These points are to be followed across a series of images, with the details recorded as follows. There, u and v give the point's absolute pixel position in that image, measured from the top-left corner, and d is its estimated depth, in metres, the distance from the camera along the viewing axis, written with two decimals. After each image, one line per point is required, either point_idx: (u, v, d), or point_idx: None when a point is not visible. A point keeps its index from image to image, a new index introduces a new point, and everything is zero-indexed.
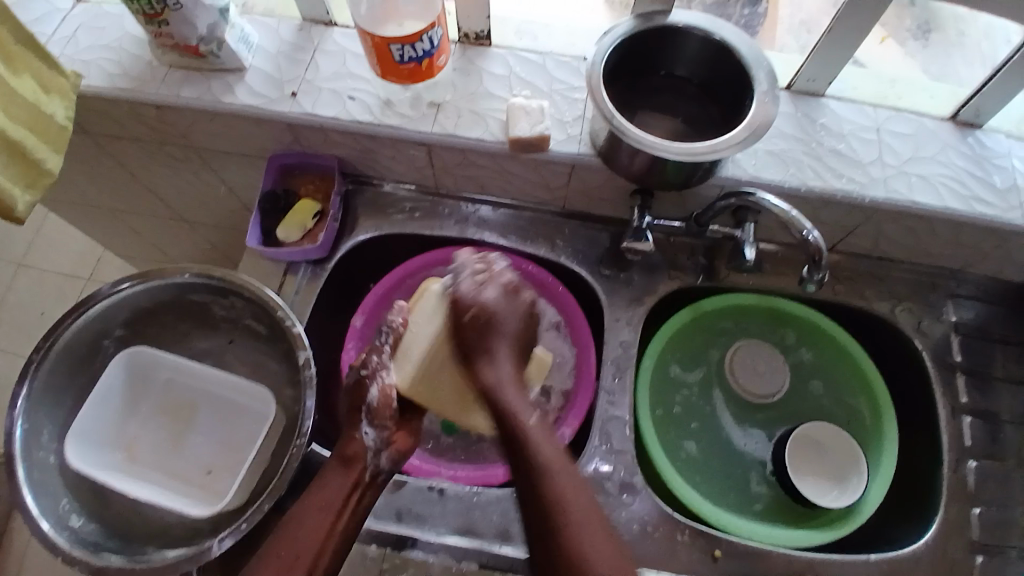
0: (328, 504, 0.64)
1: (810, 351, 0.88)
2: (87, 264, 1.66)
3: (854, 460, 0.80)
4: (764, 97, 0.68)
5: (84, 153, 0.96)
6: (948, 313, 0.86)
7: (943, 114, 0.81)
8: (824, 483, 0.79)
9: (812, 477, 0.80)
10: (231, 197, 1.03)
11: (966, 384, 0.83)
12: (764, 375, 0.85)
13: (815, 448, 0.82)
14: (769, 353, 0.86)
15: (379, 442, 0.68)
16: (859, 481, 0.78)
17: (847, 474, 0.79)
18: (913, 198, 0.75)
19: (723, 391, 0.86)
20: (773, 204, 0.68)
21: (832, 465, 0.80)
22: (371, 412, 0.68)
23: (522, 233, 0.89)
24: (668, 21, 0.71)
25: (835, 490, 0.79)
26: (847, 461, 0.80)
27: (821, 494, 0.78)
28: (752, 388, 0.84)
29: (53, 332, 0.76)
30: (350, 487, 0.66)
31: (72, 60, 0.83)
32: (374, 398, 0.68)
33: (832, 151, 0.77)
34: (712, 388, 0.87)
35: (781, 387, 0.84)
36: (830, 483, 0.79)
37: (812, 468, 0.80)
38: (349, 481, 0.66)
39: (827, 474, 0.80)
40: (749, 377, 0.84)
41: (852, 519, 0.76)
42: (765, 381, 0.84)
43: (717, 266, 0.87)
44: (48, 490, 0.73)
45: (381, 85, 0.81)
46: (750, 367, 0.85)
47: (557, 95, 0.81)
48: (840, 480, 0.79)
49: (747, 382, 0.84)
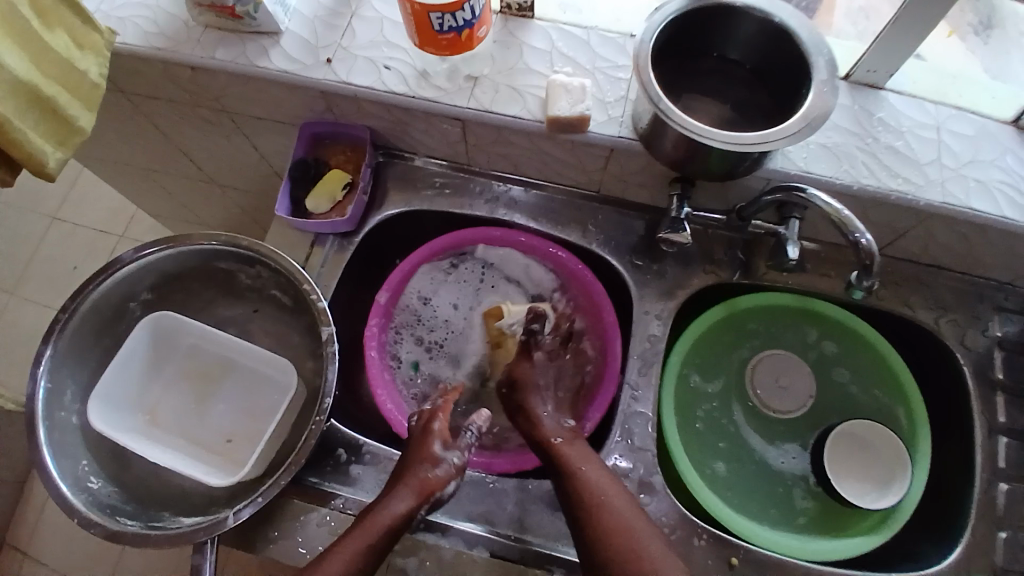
0: (362, 566, 0.61)
1: (835, 349, 0.84)
2: (119, 220, 1.68)
3: (898, 461, 0.76)
4: (823, 86, 0.63)
5: (118, 112, 0.96)
6: (994, 328, 0.82)
7: (1004, 117, 0.75)
8: (863, 483, 0.77)
9: (851, 478, 0.77)
10: (261, 162, 1.02)
11: (1007, 403, 0.79)
12: (785, 389, 0.83)
13: (853, 445, 0.79)
14: (790, 366, 0.84)
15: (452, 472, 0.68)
16: (903, 479, 0.75)
17: (888, 470, 0.77)
18: (971, 204, 0.71)
19: (746, 405, 0.84)
20: (825, 201, 0.65)
21: (871, 466, 0.78)
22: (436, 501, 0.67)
23: (552, 216, 0.87)
24: (724, 0, 0.66)
25: (875, 491, 0.76)
26: (889, 453, 0.77)
27: (862, 494, 0.76)
28: (774, 406, 0.82)
29: (80, 292, 0.76)
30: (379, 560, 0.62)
31: (108, 16, 0.82)
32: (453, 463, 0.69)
33: (888, 148, 0.72)
34: (736, 402, 0.84)
35: (807, 399, 0.83)
36: (870, 483, 0.77)
37: (851, 466, 0.78)
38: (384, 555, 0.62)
39: (868, 472, 0.77)
40: (769, 391, 0.83)
41: (901, 513, 0.75)
42: (787, 395, 0.83)
43: (755, 262, 0.83)
44: (67, 452, 0.73)
45: (417, 55, 0.78)
46: (770, 380, 0.83)
47: (599, 74, 0.77)
48: (882, 482, 0.77)
49: (768, 398, 0.82)
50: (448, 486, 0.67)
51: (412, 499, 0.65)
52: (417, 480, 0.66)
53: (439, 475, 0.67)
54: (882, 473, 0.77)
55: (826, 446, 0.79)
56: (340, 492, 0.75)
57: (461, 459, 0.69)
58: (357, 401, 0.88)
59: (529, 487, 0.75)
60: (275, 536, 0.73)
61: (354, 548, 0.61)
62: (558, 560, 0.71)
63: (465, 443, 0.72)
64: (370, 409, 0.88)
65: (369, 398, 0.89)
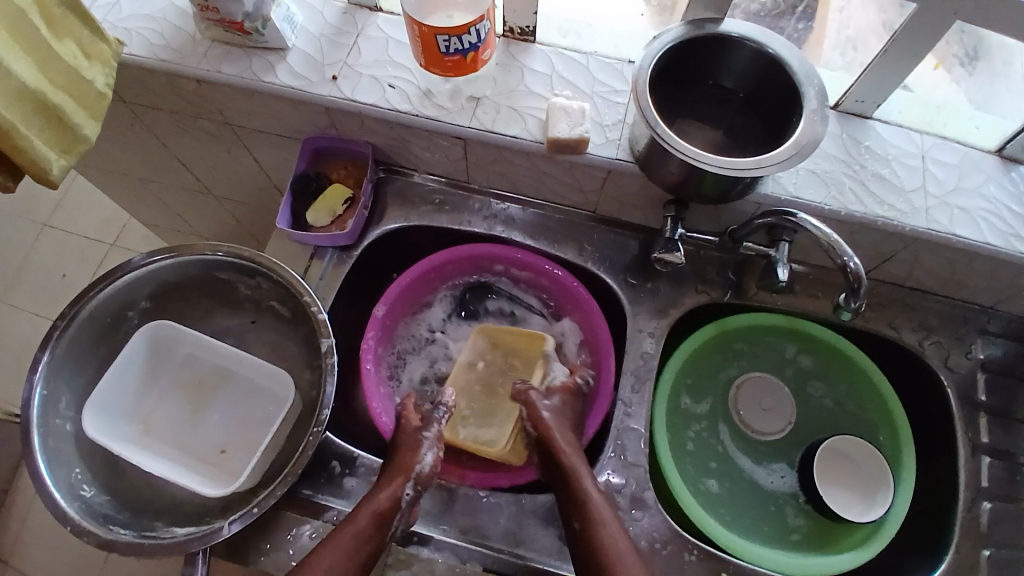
0: (358, 553, 0.65)
1: (818, 373, 0.87)
2: (111, 229, 1.68)
3: (882, 475, 0.79)
4: (813, 114, 0.66)
5: (121, 122, 0.97)
6: (977, 350, 0.84)
7: (988, 147, 0.79)
8: (853, 495, 0.79)
9: (840, 490, 0.79)
10: (261, 175, 1.03)
11: (989, 424, 0.81)
12: (768, 411, 0.85)
13: (836, 459, 0.81)
14: (773, 389, 0.86)
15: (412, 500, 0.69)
16: (887, 495, 0.77)
17: (874, 483, 0.79)
18: (954, 231, 0.74)
19: (731, 424, 0.86)
20: (815, 225, 0.67)
21: (858, 482, 0.80)
22: (419, 476, 0.71)
23: (549, 234, 0.89)
24: (720, 31, 0.69)
25: (861, 505, 0.78)
26: (875, 467, 0.79)
27: (852, 507, 0.78)
28: (758, 427, 0.84)
29: (80, 300, 0.77)
30: (376, 543, 0.66)
31: (115, 28, 0.83)
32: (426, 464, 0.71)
33: (875, 176, 0.75)
34: (722, 421, 0.86)
35: (789, 421, 0.85)
36: (857, 496, 0.79)
37: (839, 479, 0.80)
38: (380, 537, 0.66)
39: (855, 484, 0.79)
40: (752, 412, 0.85)
41: (888, 526, 0.76)
42: (770, 415, 0.85)
43: (746, 282, 0.85)
44: (62, 459, 0.73)
45: (421, 75, 0.81)
46: (753, 401, 0.85)
47: (597, 98, 0.80)
48: (867, 496, 0.78)
49: (753, 419, 0.84)
50: (426, 457, 0.72)
51: (396, 477, 0.70)
52: (400, 459, 0.72)
53: (415, 449, 0.72)
54: (869, 486, 0.79)
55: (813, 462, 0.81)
56: (332, 504, 0.75)
57: (434, 431, 0.74)
58: (353, 414, 0.88)
59: (523, 501, 0.76)
60: (268, 548, 0.72)
61: (348, 535, 0.65)
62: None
63: (435, 418, 0.76)
64: (365, 422, 0.89)
65: (364, 411, 0.90)
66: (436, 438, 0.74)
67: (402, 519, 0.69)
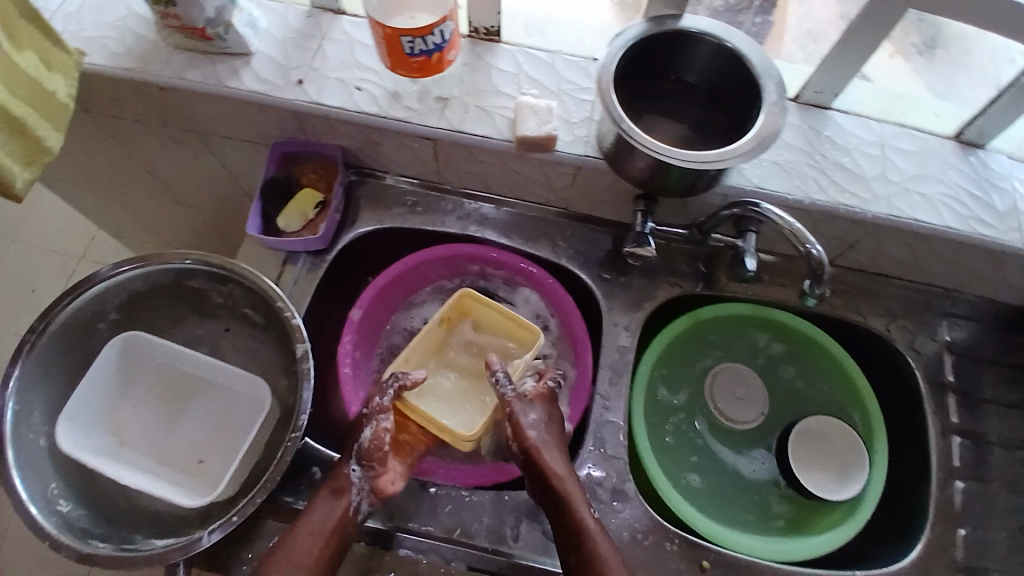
0: (322, 531, 0.67)
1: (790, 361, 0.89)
2: (79, 241, 1.65)
3: (856, 453, 0.81)
4: (773, 107, 0.67)
5: (85, 131, 0.95)
6: (942, 332, 0.87)
7: (946, 133, 0.81)
8: (829, 473, 0.81)
9: (816, 471, 0.81)
10: (230, 181, 1.02)
11: (957, 404, 0.84)
12: (741, 400, 0.86)
13: (807, 440, 0.83)
14: (744, 378, 0.87)
15: (363, 482, 0.71)
16: (861, 473, 0.80)
17: (847, 463, 0.81)
18: (914, 216, 0.76)
19: (707, 416, 0.87)
20: (778, 215, 0.69)
21: (831, 460, 0.82)
22: (361, 449, 0.70)
23: (523, 232, 0.89)
24: (680, 27, 0.70)
25: (836, 483, 0.80)
26: (848, 447, 0.82)
27: (830, 487, 0.80)
28: (733, 418, 0.85)
29: (49, 312, 0.75)
30: (339, 518, 0.68)
31: (76, 36, 0.82)
32: (365, 438, 0.71)
33: (836, 165, 0.77)
34: (699, 413, 0.87)
35: (761, 411, 0.86)
36: (833, 475, 0.81)
37: (813, 460, 0.82)
38: (341, 511, 0.69)
39: (829, 463, 0.82)
40: (726, 402, 0.86)
41: (865, 503, 0.78)
42: (743, 405, 0.86)
43: (716, 274, 0.87)
44: (37, 474, 0.72)
45: (388, 77, 0.81)
46: (727, 391, 0.86)
47: (565, 96, 0.80)
48: (842, 474, 0.81)
49: (728, 410, 0.85)
50: (365, 432, 0.71)
51: (343, 456, 0.72)
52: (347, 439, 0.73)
53: (355, 427, 0.72)
54: (841, 462, 0.81)
55: (785, 445, 0.83)
56: None
57: (375, 406, 0.71)
58: (332, 419, 0.88)
59: (505, 498, 0.76)
60: (250, 557, 0.72)
61: (310, 516, 0.68)
62: (535, 571, 0.73)
63: (382, 390, 0.72)
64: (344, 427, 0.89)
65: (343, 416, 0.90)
66: (375, 413, 0.71)
67: (363, 491, 0.70)
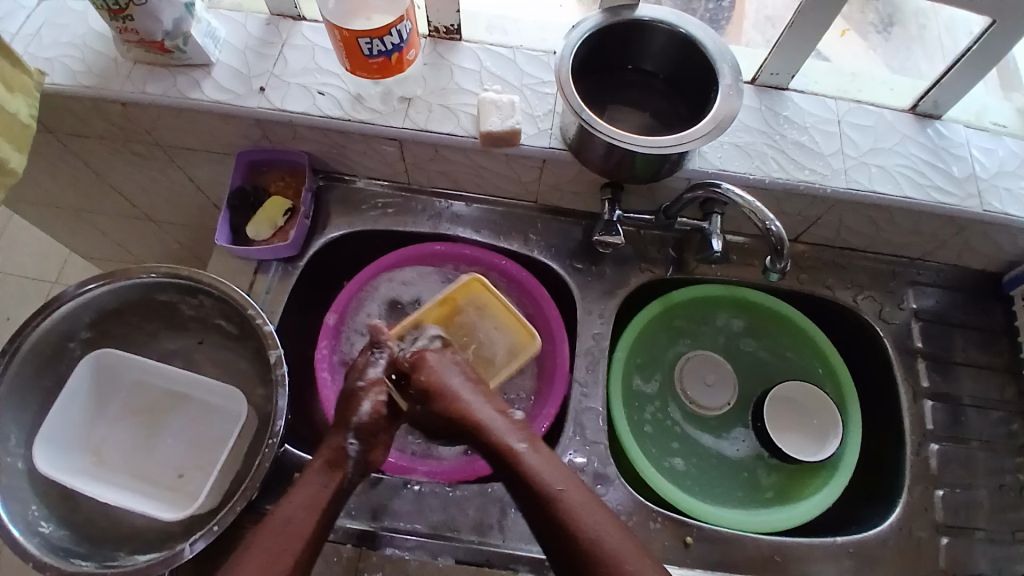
0: (316, 504, 0.59)
1: (759, 340, 0.91)
2: (51, 266, 1.63)
3: (830, 413, 0.83)
4: (729, 90, 0.69)
5: (48, 152, 0.94)
6: (909, 301, 0.89)
7: (902, 106, 0.83)
8: (805, 436, 0.83)
9: (794, 436, 0.83)
10: (198, 194, 1.02)
11: (928, 369, 0.86)
12: (711, 387, 0.87)
13: (779, 405, 0.85)
14: (712, 364, 0.89)
15: (360, 457, 0.62)
16: (836, 432, 0.81)
17: (822, 426, 0.83)
18: (873, 189, 0.77)
19: (679, 406, 0.88)
20: (738, 195, 0.70)
21: (807, 418, 0.84)
22: (361, 425, 0.63)
23: (494, 227, 0.90)
24: (635, 16, 0.71)
25: (814, 445, 0.82)
26: (821, 411, 0.84)
27: (813, 446, 0.82)
28: (707, 406, 0.86)
29: (19, 334, 0.75)
30: (333, 494, 0.60)
31: (33, 57, 0.81)
32: (366, 410, 0.63)
33: (795, 143, 0.79)
34: (670, 403, 0.88)
35: (729, 397, 0.87)
36: (810, 439, 0.83)
37: (788, 423, 0.84)
38: (335, 487, 0.60)
39: (806, 424, 0.84)
40: (697, 390, 0.87)
41: (845, 460, 0.81)
42: (713, 393, 0.87)
43: (686, 257, 0.88)
44: (16, 497, 0.72)
45: (351, 80, 0.81)
46: (698, 380, 0.88)
47: (527, 90, 0.81)
48: (818, 436, 0.83)
49: (699, 397, 0.87)
50: (365, 406, 0.64)
51: (336, 432, 0.63)
52: (341, 412, 0.65)
53: (352, 401, 0.65)
54: (818, 420, 0.84)
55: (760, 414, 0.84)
56: None
57: (371, 375, 0.66)
58: (314, 424, 0.88)
59: (490, 490, 0.77)
60: None
61: (297, 491, 0.59)
62: (523, 560, 0.73)
63: (372, 360, 0.68)
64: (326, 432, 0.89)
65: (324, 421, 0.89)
66: (374, 383, 0.66)
67: (359, 469, 0.62)
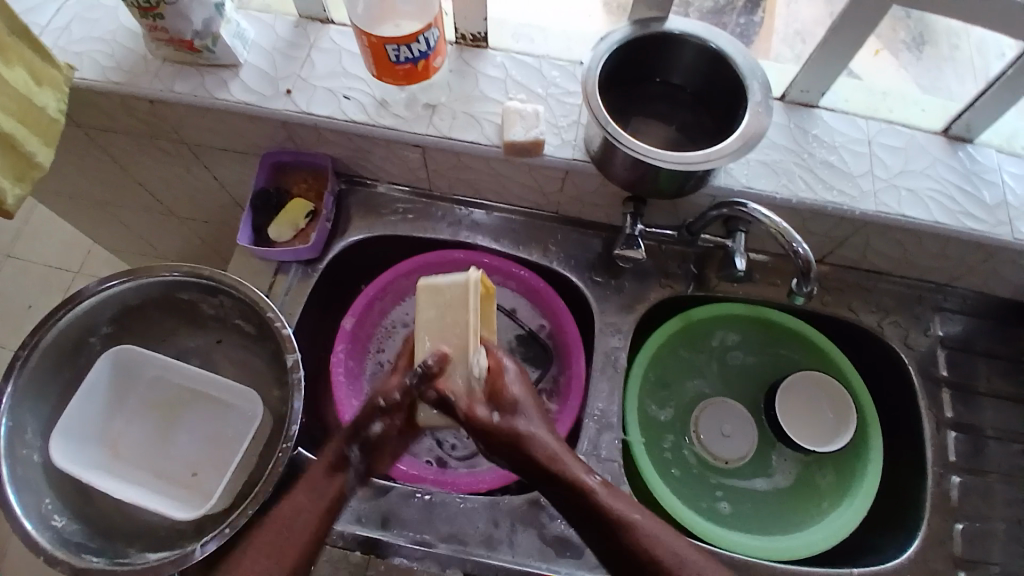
0: (318, 507, 0.65)
1: (769, 358, 0.90)
2: (75, 256, 1.65)
3: (847, 421, 0.83)
4: (758, 107, 0.68)
5: (76, 146, 0.95)
6: (935, 327, 0.87)
7: (934, 128, 0.81)
8: (819, 435, 0.83)
9: (812, 438, 0.83)
10: (222, 193, 1.03)
11: (952, 398, 0.84)
12: (730, 435, 0.86)
13: (796, 407, 0.85)
14: (726, 411, 0.87)
15: (360, 463, 0.68)
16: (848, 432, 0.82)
17: (836, 429, 0.83)
18: (903, 213, 0.76)
19: (697, 453, 0.86)
20: (765, 214, 0.69)
21: (822, 413, 0.85)
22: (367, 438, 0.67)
23: (514, 237, 0.89)
24: (664, 29, 0.71)
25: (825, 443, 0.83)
26: (840, 417, 0.84)
27: (828, 441, 0.82)
28: (733, 456, 0.85)
29: (40, 327, 0.75)
30: (334, 497, 0.66)
31: (65, 52, 0.82)
32: (375, 430, 0.67)
33: (823, 163, 0.77)
34: (689, 448, 0.86)
35: (752, 435, 0.86)
36: (823, 437, 0.83)
37: (807, 427, 0.84)
38: (337, 488, 0.66)
39: (823, 428, 0.84)
40: (715, 438, 0.86)
41: (870, 467, 0.81)
42: (734, 440, 0.86)
43: (708, 274, 0.87)
44: (31, 488, 0.72)
45: (376, 84, 0.81)
46: (714, 428, 0.86)
47: (552, 100, 0.81)
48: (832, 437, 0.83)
49: (719, 445, 0.85)
50: (375, 425, 0.67)
51: (342, 438, 0.68)
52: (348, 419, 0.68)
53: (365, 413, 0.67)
54: (831, 407, 0.84)
55: (788, 437, 0.83)
56: None
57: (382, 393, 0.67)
58: (327, 427, 0.88)
59: (500, 502, 0.76)
60: None
61: (304, 497, 0.65)
62: (531, 575, 0.72)
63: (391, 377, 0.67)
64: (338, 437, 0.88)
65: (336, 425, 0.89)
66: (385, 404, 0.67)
67: (360, 472, 0.68)
